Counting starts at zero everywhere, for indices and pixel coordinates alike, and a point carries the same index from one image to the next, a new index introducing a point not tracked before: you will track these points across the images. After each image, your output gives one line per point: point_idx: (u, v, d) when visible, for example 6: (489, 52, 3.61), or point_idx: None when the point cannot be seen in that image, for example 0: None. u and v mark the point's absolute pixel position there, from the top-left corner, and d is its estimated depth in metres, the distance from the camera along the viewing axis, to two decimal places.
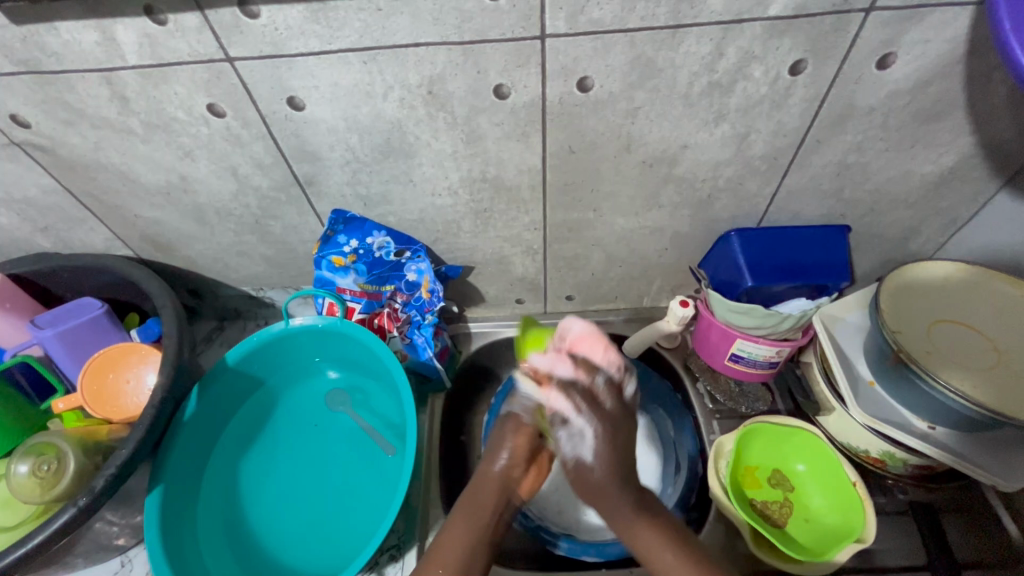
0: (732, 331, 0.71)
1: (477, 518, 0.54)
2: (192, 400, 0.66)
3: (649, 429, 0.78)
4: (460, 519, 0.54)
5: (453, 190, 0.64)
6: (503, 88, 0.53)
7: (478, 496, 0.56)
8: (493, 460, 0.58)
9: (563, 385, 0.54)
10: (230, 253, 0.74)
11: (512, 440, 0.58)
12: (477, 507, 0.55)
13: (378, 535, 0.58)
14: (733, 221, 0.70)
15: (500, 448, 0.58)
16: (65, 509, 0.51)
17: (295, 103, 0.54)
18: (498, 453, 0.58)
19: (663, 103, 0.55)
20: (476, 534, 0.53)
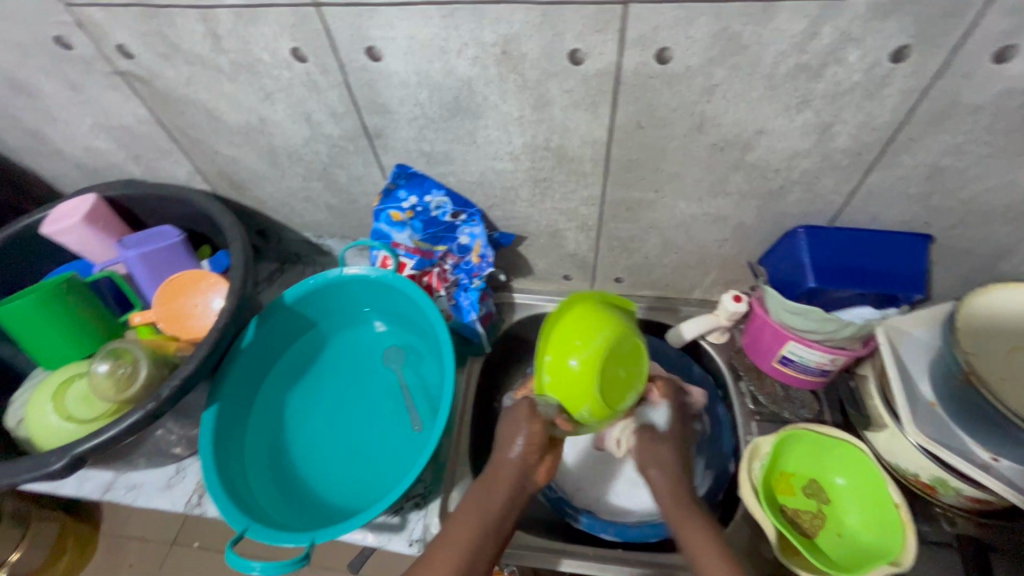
0: (786, 332, 0.69)
1: (488, 505, 0.56)
2: (250, 330, 0.70)
3: None
4: (470, 503, 0.57)
5: (515, 155, 0.64)
6: (578, 54, 0.52)
7: (493, 481, 0.57)
8: (509, 446, 0.59)
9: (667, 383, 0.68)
10: (297, 198, 0.78)
11: (526, 425, 0.59)
12: (489, 496, 0.57)
13: (406, 481, 0.60)
14: (802, 217, 0.67)
15: (516, 435, 0.58)
16: (135, 410, 0.57)
17: (373, 54, 0.55)
18: (512, 442, 0.59)
19: (743, 82, 0.52)
20: (487, 519, 0.55)
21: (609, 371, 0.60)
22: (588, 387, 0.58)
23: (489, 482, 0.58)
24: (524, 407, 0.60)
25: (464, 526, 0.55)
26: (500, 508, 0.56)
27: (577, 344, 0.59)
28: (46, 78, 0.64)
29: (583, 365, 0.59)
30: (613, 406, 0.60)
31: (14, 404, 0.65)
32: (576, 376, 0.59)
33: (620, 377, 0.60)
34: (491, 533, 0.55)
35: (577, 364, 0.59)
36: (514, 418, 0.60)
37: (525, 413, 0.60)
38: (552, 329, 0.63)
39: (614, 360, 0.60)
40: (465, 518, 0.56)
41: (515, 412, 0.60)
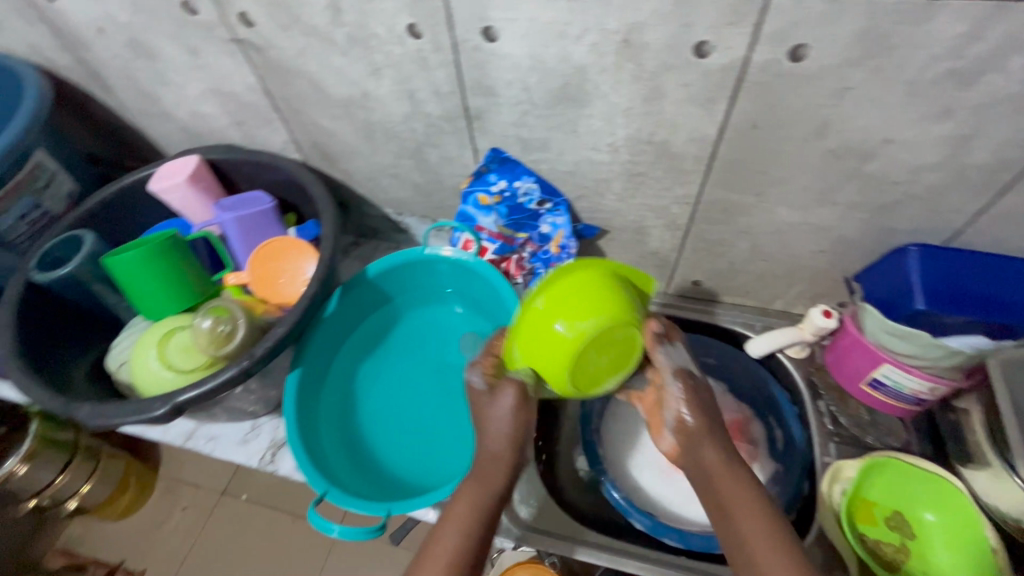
0: (882, 355, 0.65)
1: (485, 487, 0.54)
2: (333, 299, 0.72)
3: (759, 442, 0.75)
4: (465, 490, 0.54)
5: (614, 147, 0.63)
6: (704, 46, 0.50)
7: (488, 469, 0.55)
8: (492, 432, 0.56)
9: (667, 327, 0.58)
10: (384, 173, 0.79)
11: (509, 410, 0.55)
12: (484, 482, 0.54)
13: None
14: (914, 234, 0.63)
15: (500, 422, 0.55)
16: (231, 366, 0.60)
17: (489, 34, 0.55)
18: (489, 426, 0.56)
19: (881, 87, 0.49)
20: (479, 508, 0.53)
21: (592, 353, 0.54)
22: (560, 372, 0.54)
23: (484, 464, 0.55)
24: (508, 387, 0.56)
25: (460, 510, 0.53)
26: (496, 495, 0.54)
27: (563, 321, 0.53)
28: (167, 41, 0.67)
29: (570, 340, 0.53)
30: (578, 385, 0.56)
31: (115, 348, 0.69)
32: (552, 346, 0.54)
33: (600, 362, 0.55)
34: (487, 518, 0.53)
35: (560, 339, 0.53)
36: (484, 405, 0.57)
37: (505, 394, 0.56)
38: (540, 294, 0.55)
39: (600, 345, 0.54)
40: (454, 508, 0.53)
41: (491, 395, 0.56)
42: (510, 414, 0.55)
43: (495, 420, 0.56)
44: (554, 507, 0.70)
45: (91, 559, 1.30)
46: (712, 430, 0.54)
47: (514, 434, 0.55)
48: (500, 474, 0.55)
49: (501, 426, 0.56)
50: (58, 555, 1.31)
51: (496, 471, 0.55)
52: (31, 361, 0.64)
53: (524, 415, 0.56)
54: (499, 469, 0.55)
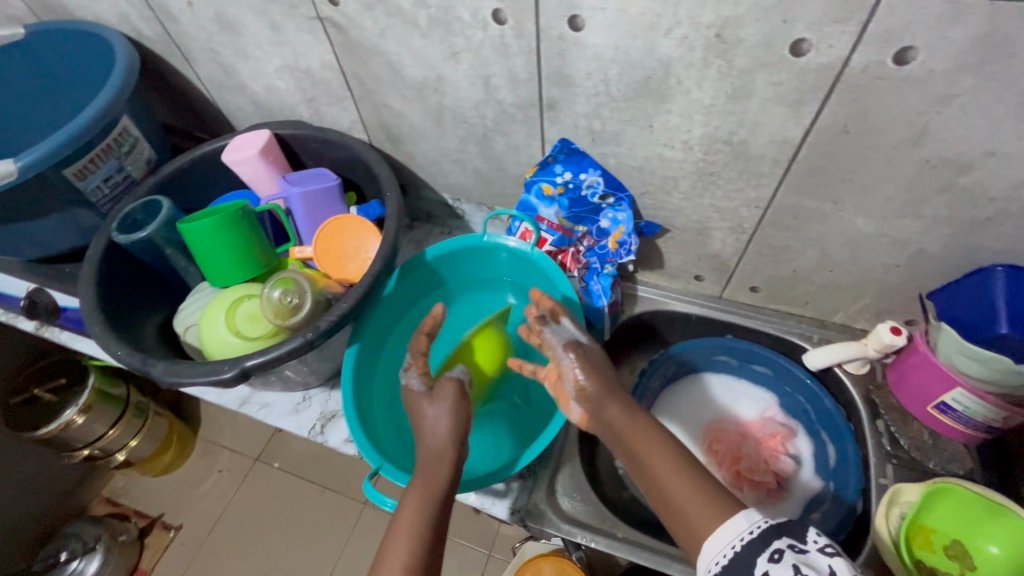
0: (956, 378, 0.63)
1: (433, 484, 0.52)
2: (392, 279, 0.74)
3: None
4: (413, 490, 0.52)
5: (688, 145, 0.62)
6: (802, 45, 0.48)
7: (433, 466, 0.54)
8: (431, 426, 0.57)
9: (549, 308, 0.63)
10: (447, 158, 0.80)
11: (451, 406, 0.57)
12: (432, 472, 0.53)
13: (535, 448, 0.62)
14: (1003, 254, 0.60)
15: (443, 419, 0.56)
16: (295, 337, 0.61)
17: (575, 23, 0.54)
18: (425, 420, 0.57)
19: (991, 96, 0.46)
20: (431, 497, 0.51)
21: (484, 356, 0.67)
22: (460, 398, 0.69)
23: (427, 463, 0.54)
24: (448, 383, 0.59)
25: (409, 506, 0.51)
26: (443, 492, 0.52)
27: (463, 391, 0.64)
28: (252, 17, 0.69)
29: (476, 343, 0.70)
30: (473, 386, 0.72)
31: (183, 310, 0.72)
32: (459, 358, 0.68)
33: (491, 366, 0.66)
34: (440, 507, 0.51)
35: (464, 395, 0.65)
36: (418, 401, 0.60)
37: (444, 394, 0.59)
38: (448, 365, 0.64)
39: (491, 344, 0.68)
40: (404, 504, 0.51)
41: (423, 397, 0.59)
42: (451, 410, 0.57)
43: (430, 415, 0.57)
44: (596, 502, 0.70)
45: (133, 509, 1.36)
46: (611, 388, 0.55)
47: (452, 429, 0.56)
48: (444, 468, 0.53)
49: (438, 419, 0.57)
50: (103, 502, 1.38)
51: (438, 463, 0.54)
52: (109, 316, 0.67)
53: (464, 410, 0.58)
54: (444, 464, 0.54)
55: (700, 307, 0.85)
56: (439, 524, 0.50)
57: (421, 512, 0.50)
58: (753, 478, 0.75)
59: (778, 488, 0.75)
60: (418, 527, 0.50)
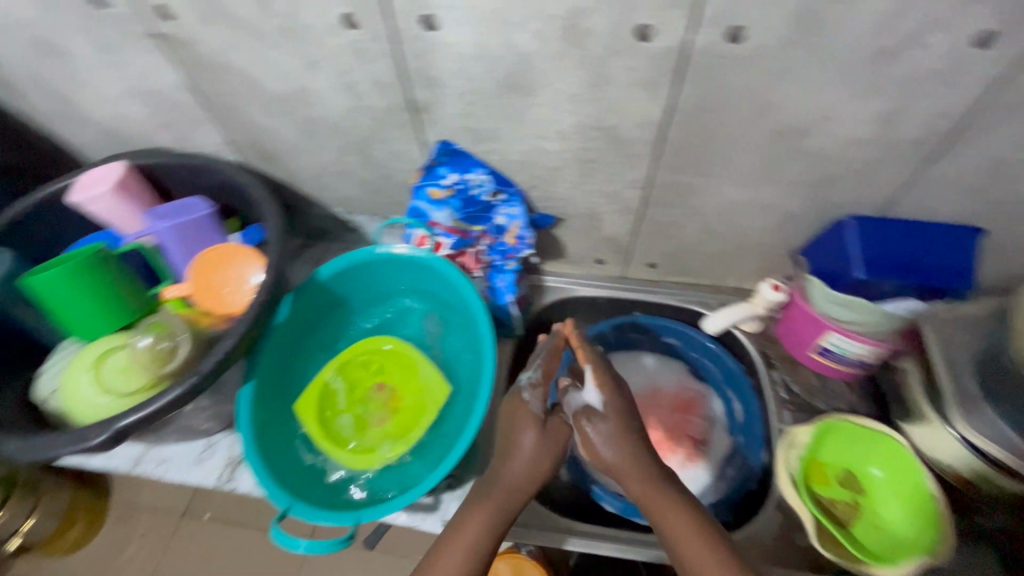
0: (827, 324, 0.69)
1: (500, 509, 0.56)
2: (285, 304, 0.69)
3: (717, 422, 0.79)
4: (473, 521, 0.55)
5: (564, 135, 0.63)
6: (646, 30, 0.50)
7: (503, 497, 0.56)
8: (507, 463, 0.58)
9: (585, 355, 0.61)
10: (330, 172, 0.76)
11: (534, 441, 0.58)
12: (505, 500, 0.56)
13: (450, 458, 0.61)
14: (851, 207, 0.66)
15: (525, 454, 0.58)
16: (177, 385, 0.56)
17: (430, 23, 0.53)
18: (522, 448, 0.58)
19: (817, 66, 0.50)
20: (489, 526, 0.55)
21: (393, 397, 0.72)
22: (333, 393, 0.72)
23: (502, 493, 0.56)
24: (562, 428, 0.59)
25: (470, 530, 0.55)
26: (503, 520, 0.56)
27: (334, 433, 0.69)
28: (78, 39, 0.61)
29: (369, 391, 0.73)
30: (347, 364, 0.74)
31: (43, 375, 0.64)
32: (346, 418, 0.71)
33: (409, 407, 0.71)
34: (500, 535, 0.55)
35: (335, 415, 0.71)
36: (522, 424, 0.59)
37: (559, 434, 0.59)
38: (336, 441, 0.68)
39: (391, 380, 0.73)
40: (465, 523, 0.55)
41: (513, 427, 0.59)
42: (532, 445, 0.58)
43: (526, 445, 0.57)
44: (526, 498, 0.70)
45: None
46: (640, 458, 0.56)
47: (546, 470, 0.58)
48: (522, 499, 0.57)
49: (530, 452, 0.58)
50: None
51: (517, 491, 0.57)
52: None
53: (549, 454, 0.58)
54: (521, 494, 0.57)
55: (605, 289, 0.88)
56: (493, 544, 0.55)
57: (484, 536, 0.55)
58: (674, 445, 0.78)
59: (698, 450, 0.77)
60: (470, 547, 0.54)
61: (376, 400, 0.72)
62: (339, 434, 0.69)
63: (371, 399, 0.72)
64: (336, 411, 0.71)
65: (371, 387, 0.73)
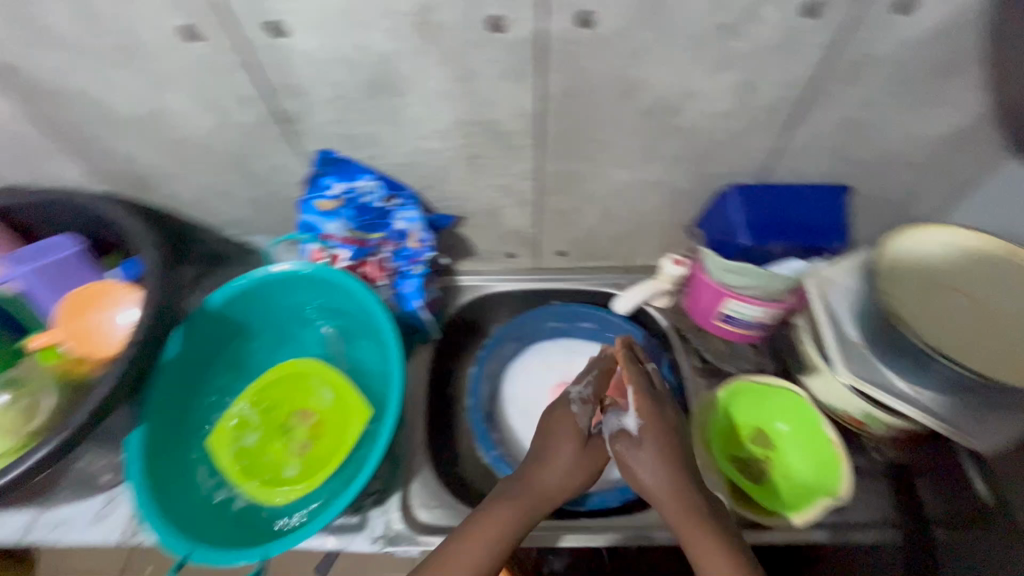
0: (725, 292, 0.71)
1: (529, 507, 0.55)
2: (174, 340, 0.65)
3: None
4: (501, 510, 0.54)
5: (444, 133, 0.62)
6: (498, 21, 0.49)
7: (534, 497, 0.56)
8: (543, 471, 0.58)
9: (632, 376, 0.61)
10: (212, 193, 0.72)
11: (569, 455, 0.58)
12: (534, 503, 0.56)
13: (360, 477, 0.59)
14: (731, 177, 0.68)
15: (558, 468, 0.58)
16: (43, 443, 0.52)
17: (277, 30, 0.51)
18: (558, 458, 0.58)
19: (669, 45, 0.51)
20: (514, 521, 0.54)
21: (314, 423, 0.71)
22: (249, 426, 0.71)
23: (533, 496, 0.56)
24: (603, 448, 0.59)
25: (492, 523, 0.54)
26: (529, 519, 0.55)
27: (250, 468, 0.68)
28: None
29: (291, 420, 0.72)
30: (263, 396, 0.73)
31: None
32: (262, 450, 0.69)
33: (327, 432, 0.70)
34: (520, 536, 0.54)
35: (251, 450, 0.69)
36: (560, 432, 0.60)
37: (595, 455, 0.59)
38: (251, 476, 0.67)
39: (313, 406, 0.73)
40: (498, 510, 0.54)
41: (554, 440, 0.59)
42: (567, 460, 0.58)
43: (562, 456, 0.58)
44: (455, 502, 0.69)
45: None
46: (682, 484, 0.54)
47: (577, 484, 0.58)
48: (548, 501, 0.56)
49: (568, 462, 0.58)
50: None
51: (547, 492, 0.56)
52: None
53: (581, 473, 0.58)
54: (551, 501, 0.57)
55: (520, 282, 0.88)
56: (521, 533, 0.54)
57: (515, 525, 0.54)
58: None
59: None
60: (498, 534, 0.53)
61: (293, 429, 0.71)
62: (257, 466, 0.68)
63: (292, 428, 0.71)
64: (251, 445, 0.70)
65: (294, 414, 0.72)
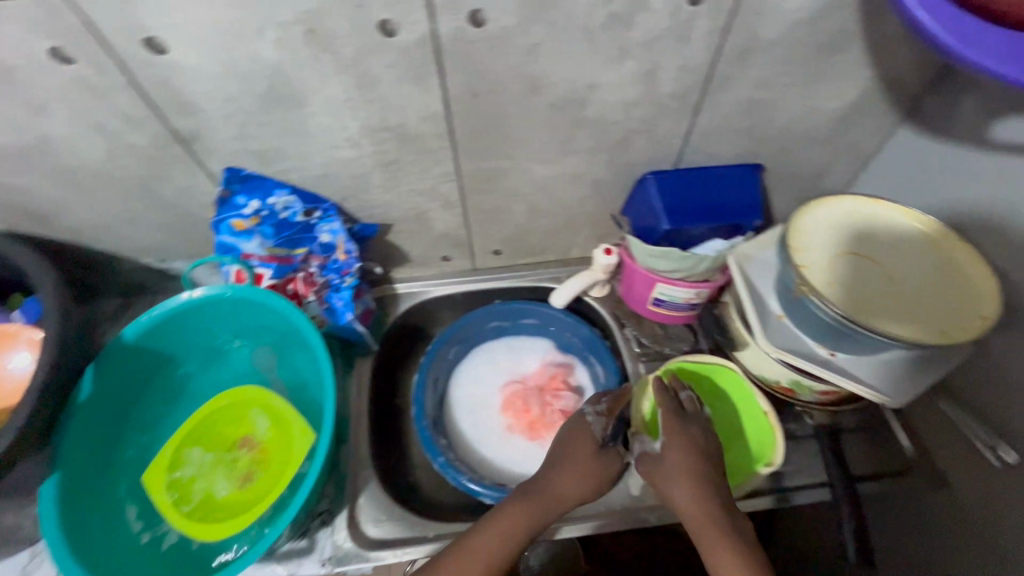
0: (653, 276, 0.72)
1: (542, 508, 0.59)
2: (86, 381, 0.62)
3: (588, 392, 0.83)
4: (517, 509, 0.59)
5: (354, 141, 0.60)
6: (388, 25, 0.49)
7: (547, 499, 0.60)
8: (563, 476, 0.62)
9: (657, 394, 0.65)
10: (119, 221, 0.68)
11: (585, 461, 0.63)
12: (546, 505, 0.60)
13: (294, 505, 0.58)
14: (649, 164, 0.70)
15: (577, 472, 0.62)
16: None
17: (156, 46, 0.48)
18: (578, 464, 0.63)
19: (564, 38, 0.52)
20: (529, 523, 0.58)
21: (259, 451, 0.68)
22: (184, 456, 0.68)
23: (549, 498, 0.60)
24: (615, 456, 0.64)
25: (506, 523, 0.58)
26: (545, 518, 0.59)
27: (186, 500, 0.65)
28: None
29: (234, 448, 0.69)
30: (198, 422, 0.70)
31: None
32: (199, 480, 0.67)
33: (267, 460, 0.68)
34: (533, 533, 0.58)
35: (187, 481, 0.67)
36: (578, 442, 0.65)
37: (610, 462, 0.64)
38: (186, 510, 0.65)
39: (260, 432, 0.70)
40: (508, 512, 0.59)
41: (574, 448, 0.64)
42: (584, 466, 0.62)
43: (579, 461, 0.63)
44: (404, 514, 0.68)
45: None
46: (703, 490, 0.57)
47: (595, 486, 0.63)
48: (558, 506, 0.60)
49: (578, 470, 0.63)
50: None
51: (555, 498, 0.61)
52: None
53: (596, 477, 0.63)
54: (568, 502, 0.61)
55: (458, 284, 0.87)
56: (533, 532, 0.59)
57: (524, 527, 0.58)
58: (544, 422, 0.79)
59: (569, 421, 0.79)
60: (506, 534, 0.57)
61: (231, 457, 0.68)
62: (192, 499, 0.66)
63: (236, 457, 0.68)
64: (187, 476, 0.67)
65: (239, 442, 0.69)
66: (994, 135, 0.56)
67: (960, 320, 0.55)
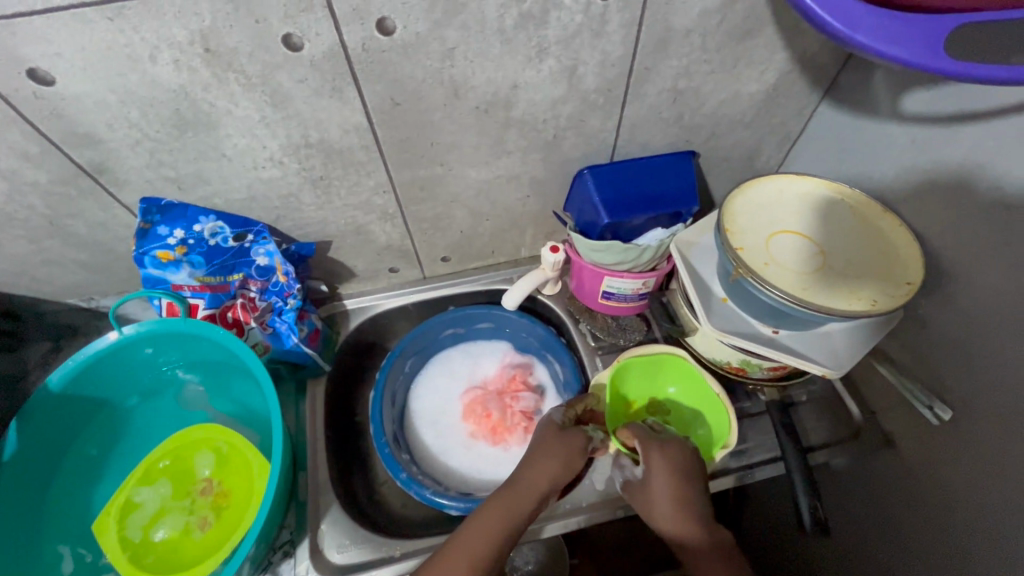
0: (600, 270, 0.73)
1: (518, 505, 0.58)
2: (11, 436, 0.60)
3: (551, 393, 0.83)
4: (495, 508, 0.57)
5: (277, 160, 0.58)
6: (293, 39, 0.47)
7: (521, 496, 0.58)
8: (535, 468, 0.60)
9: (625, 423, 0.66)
10: (33, 263, 0.64)
11: (561, 456, 0.61)
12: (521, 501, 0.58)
13: (240, 553, 0.55)
14: (585, 159, 0.70)
15: (552, 464, 0.60)
16: None
17: (41, 77, 0.45)
18: (552, 460, 0.61)
19: (479, 40, 0.51)
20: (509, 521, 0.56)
21: (217, 493, 0.65)
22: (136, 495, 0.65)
23: (521, 492, 0.59)
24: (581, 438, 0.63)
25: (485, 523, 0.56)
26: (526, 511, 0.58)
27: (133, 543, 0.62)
28: None
29: (191, 490, 0.66)
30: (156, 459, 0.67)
31: None
32: (148, 524, 0.63)
33: (221, 505, 0.65)
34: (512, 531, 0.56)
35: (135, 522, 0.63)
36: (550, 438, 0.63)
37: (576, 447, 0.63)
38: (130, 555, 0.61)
39: (220, 474, 0.67)
40: (488, 510, 0.57)
41: (552, 444, 0.62)
42: (559, 459, 0.61)
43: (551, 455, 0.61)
44: (369, 536, 0.66)
45: None
46: (688, 500, 0.57)
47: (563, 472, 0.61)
48: (535, 500, 0.59)
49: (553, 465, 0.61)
50: None
51: (533, 492, 0.59)
52: None
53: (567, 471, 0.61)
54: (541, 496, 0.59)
55: (408, 296, 0.85)
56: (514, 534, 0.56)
57: (509, 522, 0.56)
58: (508, 425, 0.78)
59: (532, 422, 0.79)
60: (491, 527, 0.56)
61: (185, 499, 0.65)
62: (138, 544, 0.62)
63: (191, 499, 0.65)
64: (135, 518, 0.64)
65: (197, 484, 0.66)
66: (904, 107, 0.58)
67: (890, 285, 0.56)
